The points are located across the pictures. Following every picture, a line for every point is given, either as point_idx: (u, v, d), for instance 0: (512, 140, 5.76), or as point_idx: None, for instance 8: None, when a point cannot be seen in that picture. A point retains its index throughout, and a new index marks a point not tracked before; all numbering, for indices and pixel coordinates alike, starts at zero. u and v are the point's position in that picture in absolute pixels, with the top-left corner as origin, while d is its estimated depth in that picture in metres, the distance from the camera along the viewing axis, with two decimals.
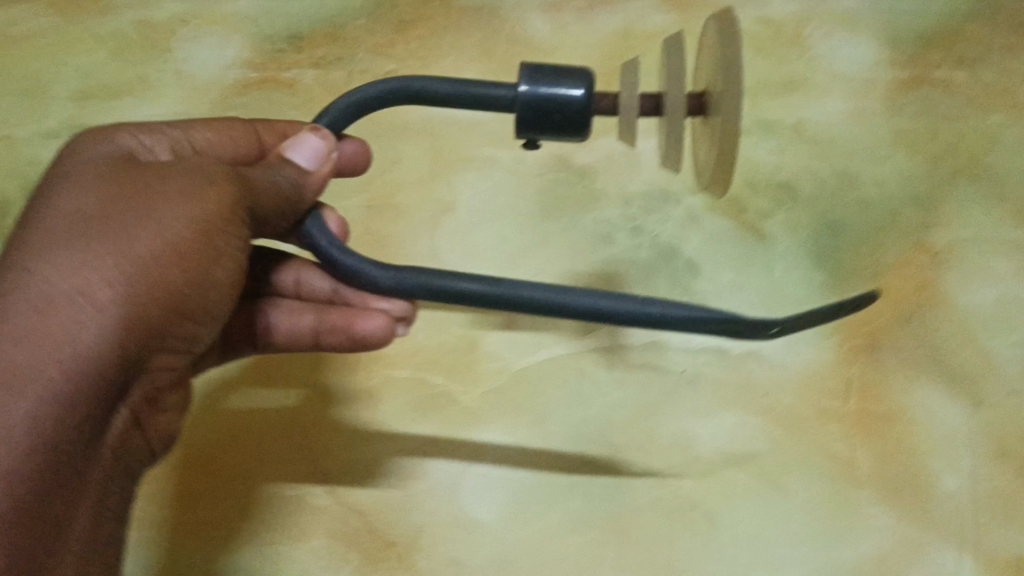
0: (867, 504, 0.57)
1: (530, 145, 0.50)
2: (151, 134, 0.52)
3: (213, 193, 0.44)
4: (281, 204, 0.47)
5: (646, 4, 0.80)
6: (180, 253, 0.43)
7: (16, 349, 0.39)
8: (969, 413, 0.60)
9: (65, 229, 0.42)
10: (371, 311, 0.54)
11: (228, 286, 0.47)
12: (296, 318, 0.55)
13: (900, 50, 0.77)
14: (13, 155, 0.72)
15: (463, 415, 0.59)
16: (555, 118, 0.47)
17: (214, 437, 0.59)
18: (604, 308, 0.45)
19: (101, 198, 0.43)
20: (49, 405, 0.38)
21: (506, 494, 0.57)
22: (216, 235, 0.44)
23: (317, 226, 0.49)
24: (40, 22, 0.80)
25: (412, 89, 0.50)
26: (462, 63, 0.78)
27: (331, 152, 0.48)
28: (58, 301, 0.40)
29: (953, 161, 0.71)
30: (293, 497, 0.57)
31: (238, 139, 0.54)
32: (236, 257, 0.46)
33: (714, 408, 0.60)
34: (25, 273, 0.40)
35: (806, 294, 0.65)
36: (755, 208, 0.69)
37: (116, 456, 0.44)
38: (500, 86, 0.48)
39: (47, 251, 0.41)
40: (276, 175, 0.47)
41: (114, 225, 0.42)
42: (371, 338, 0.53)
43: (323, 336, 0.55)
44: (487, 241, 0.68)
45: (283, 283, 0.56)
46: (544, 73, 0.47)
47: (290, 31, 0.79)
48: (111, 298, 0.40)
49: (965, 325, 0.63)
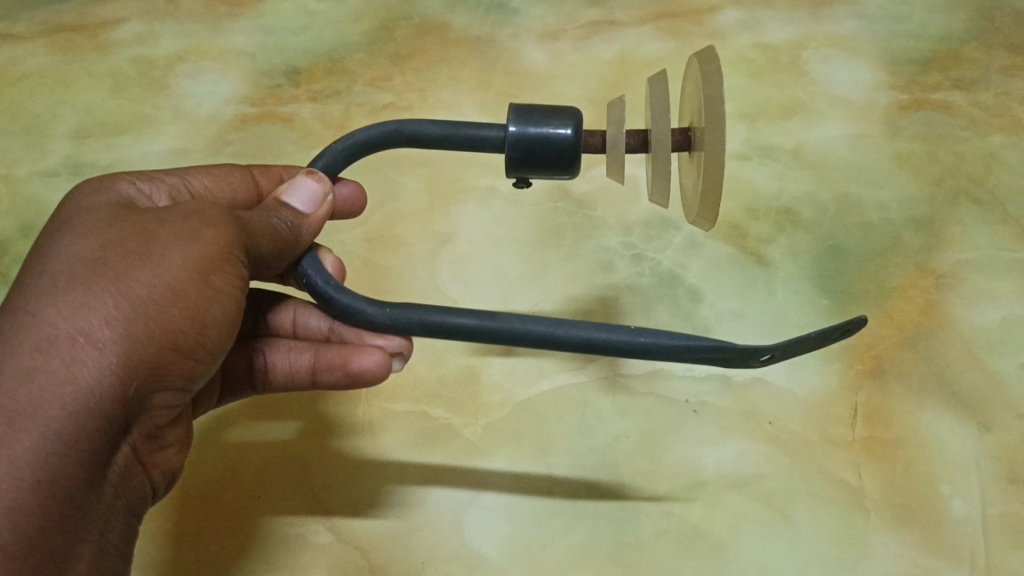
0: (877, 532, 0.55)
1: (522, 184, 0.49)
2: (150, 181, 0.51)
3: (211, 234, 0.44)
4: (279, 245, 0.47)
5: (642, 34, 0.81)
6: (181, 293, 0.42)
7: (18, 390, 0.38)
8: (978, 436, 0.59)
9: (67, 271, 0.41)
10: (368, 346, 0.52)
11: (229, 323, 0.46)
12: (293, 357, 0.54)
13: (897, 75, 0.78)
14: (12, 195, 0.72)
15: (465, 448, 0.59)
16: (543, 157, 0.46)
17: (212, 474, 0.58)
18: (597, 338, 0.44)
19: (101, 241, 0.43)
20: (51, 443, 0.38)
21: (509, 528, 0.56)
22: (214, 274, 0.43)
23: (312, 264, 0.48)
24: (41, 63, 0.80)
25: (402, 132, 0.49)
26: (460, 93, 0.77)
27: (326, 195, 0.49)
28: (60, 342, 0.39)
29: (955, 183, 0.71)
30: (294, 533, 0.56)
31: (236, 185, 0.54)
32: (236, 295, 0.45)
33: (719, 437, 0.59)
34: (25, 317, 0.40)
35: (810, 317, 0.64)
36: (756, 233, 0.69)
37: (119, 496, 0.43)
38: (489, 127, 0.48)
39: (47, 294, 0.41)
40: (273, 218, 0.47)
41: (115, 267, 0.42)
42: (367, 375, 0.52)
43: (319, 374, 0.54)
44: (486, 271, 0.67)
45: (281, 324, 0.56)
46: (532, 113, 0.46)
47: (288, 66, 0.79)
48: (111, 338, 0.40)
49: (971, 347, 0.63)
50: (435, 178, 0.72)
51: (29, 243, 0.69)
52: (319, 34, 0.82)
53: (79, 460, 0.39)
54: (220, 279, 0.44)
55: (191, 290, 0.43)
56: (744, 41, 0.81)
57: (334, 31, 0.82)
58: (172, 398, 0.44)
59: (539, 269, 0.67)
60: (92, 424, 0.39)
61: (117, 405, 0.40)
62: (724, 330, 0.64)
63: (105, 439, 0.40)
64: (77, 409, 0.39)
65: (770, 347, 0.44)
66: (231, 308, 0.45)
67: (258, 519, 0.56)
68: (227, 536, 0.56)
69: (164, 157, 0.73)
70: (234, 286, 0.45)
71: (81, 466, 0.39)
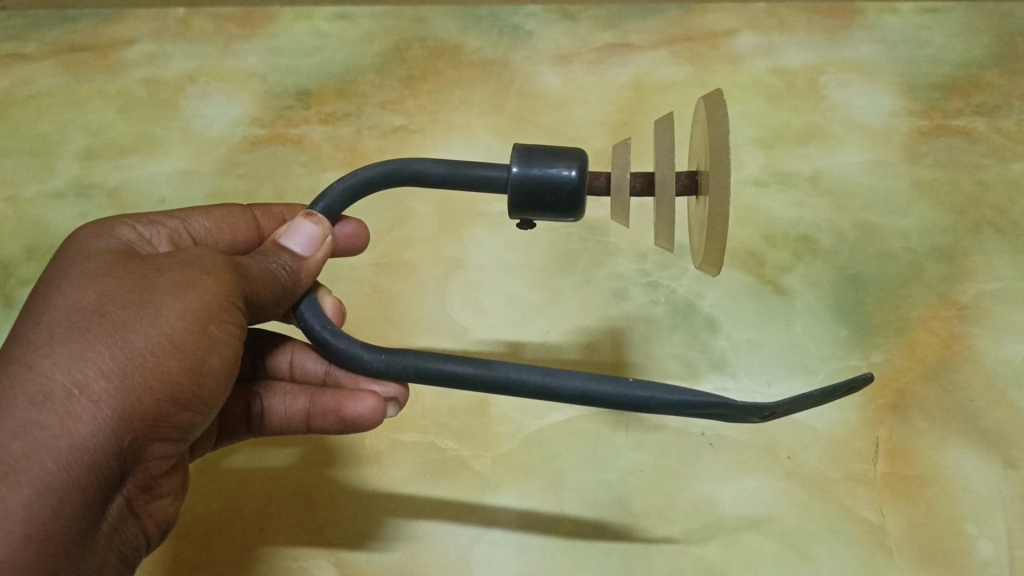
0: (898, 573, 0.53)
1: (525, 226, 0.48)
2: (149, 225, 0.50)
3: (210, 283, 0.42)
4: (279, 290, 0.46)
5: (657, 57, 0.80)
6: (179, 344, 0.41)
7: (13, 442, 0.37)
8: (1004, 474, 0.57)
9: (64, 321, 0.40)
10: (362, 391, 0.50)
11: (227, 371, 0.44)
12: (289, 401, 0.53)
13: (917, 100, 0.77)
14: (18, 216, 0.71)
15: (473, 480, 0.57)
16: (547, 199, 0.46)
17: (212, 504, 0.57)
18: (592, 392, 0.43)
19: (100, 289, 0.42)
20: (45, 497, 0.37)
21: (518, 564, 0.54)
22: (212, 323, 0.42)
23: (311, 308, 0.48)
24: (51, 83, 0.80)
25: (407, 171, 0.48)
26: (472, 117, 0.76)
27: (325, 238, 0.48)
28: (55, 395, 0.38)
29: (976, 212, 0.70)
30: (297, 567, 0.54)
31: (236, 228, 0.54)
32: (234, 343, 0.44)
33: (735, 473, 0.57)
34: (21, 367, 0.39)
35: (829, 349, 0.62)
36: (773, 261, 0.67)
37: (112, 544, 0.41)
38: (494, 167, 0.47)
39: (44, 344, 0.39)
40: (272, 263, 0.46)
41: (112, 316, 0.40)
42: (361, 421, 0.50)
43: (313, 419, 0.52)
44: (497, 297, 0.66)
45: (278, 366, 0.55)
46: (537, 155, 0.45)
47: (299, 88, 0.78)
48: (107, 391, 0.39)
49: (995, 381, 0.61)
50: (446, 203, 0.71)
51: (35, 265, 0.68)
52: (331, 55, 0.81)
53: (73, 513, 0.38)
54: (219, 328, 0.42)
55: (189, 340, 0.41)
56: (760, 65, 0.80)
57: (346, 52, 0.81)
58: (170, 448, 0.42)
59: (551, 296, 0.65)
60: (86, 478, 0.38)
61: (112, 458, 0.39)
62: (741, 361, 0.62)
63: (100, 491, 0.39)
64: (71, 463, 0.38)
65: (771, 404, 0.43)
66: (229, 357, 0.44)
67: (257, 552, 0.55)
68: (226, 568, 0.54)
69: (172, 178, 0.72)
70: (233, 335, 0.43)
71: (75, 518, 0.38)
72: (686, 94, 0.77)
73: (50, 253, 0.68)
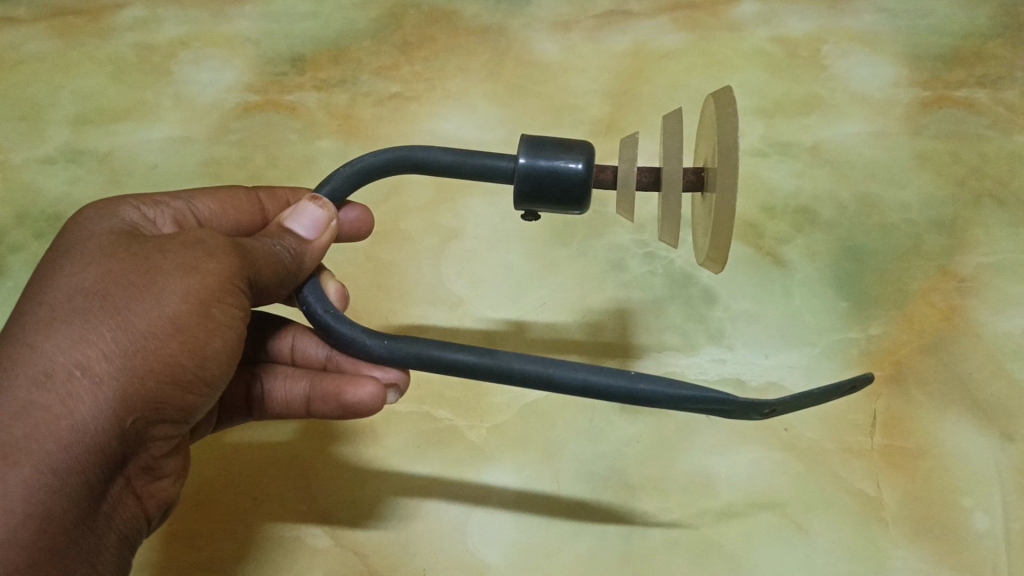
0: (894, 545, 0.53)
1: (529, 218, 0.48)
2: (154, 206, 0.49)
3: (214, 264, 0.41)
4: (282, 273, 0.45)
5: (657, 25, 0.79)
6: (180, 326, 0.40)
7: (14, 423, 0.37)
8: (1000, 447, 0.57)
9: (66, 302, 0.40)
10: (363, 377, 0.50)
11: (230, 354, 0.43)
12: (289, 386, 0.53)
13: (919, 71, 0.76)
14: (9, 183, 0.70)
15: (469, 452, 0.57)
16: (553, 191, 0.45)
17: (208, 475, 0.56)
18: (593, 383, 0.43)
19: (102, 270, 0.41)
20: (45, 477, 0.36)
21: (514, 535, 0.54)
22: (214, 304, 0.41)
23: (314, 292, 0.47)
24: (41, 47, 0.78)
25: (414, 159, 0.48)
26: (469, 84, 0.75)
27: (330, 221, 0.48)
28: (56, 376, 0.38)
29: (977, 183, 0.69)
30: (290, 538, 0.54)
31: (241, 210, 0.53)
32: (238, 326, 0.43)
33: (732, 444, 0.57)
34: (23, 349, 0.38)
35: (827, 322, 0.62)
36: (772, 233, 0.67)
37: (114, 525, 0.41)
38: (500, 158, 0.46)
39: (46, 326, 0.39)
40: (277, 245, 0.46)
41: (114, 298, 0.40)
42: (359, 407, 0.50)
43: (312, 404, 0.52)
44: (495, 269, 0.65)
45: (280, 350, 0.54)
46: (544, 146, 0.45)
47: (293, 53, 0.77)
48: (108, 372, 0.38)
49: (994, 354, 0.60)
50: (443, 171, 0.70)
51: (26, 232, 0.67)
52: (325, 20, 0.80)
53: (74, 494, 0.38)
54: (222, 311, 0.42)
55: (192, 323, 0.41)
56: (762, 34, 0.79)
57: (341, 17, 0.80)
58: (172, 430, 0.42)
59: (548, 268, 0.65)
60: (87, 460, 0.38)
61: (113, 440, 0.38)
62: (738, 333, 0.61)
63: (101, 472, 0.39)
64: (72, 445, 0.37)
65: (773, 402, 0.43)
66: (233, 339, 0.43)
67: (252, 523, 0.54)
68: (220, 538, 0.54)
69: (164, 145, 0.71)
70: (237, 317, 0.43)
71: (76, 498, 0.38)
72: (686, 63, 0.76)
73: (42, 220, 0.67)
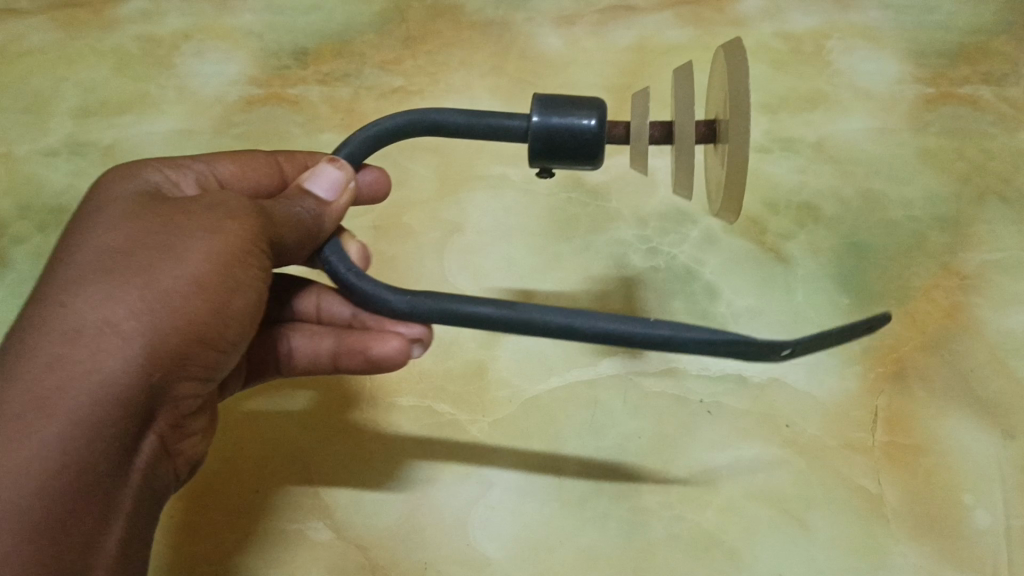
0: (895, 543, 0.53)
1: (544, 175, 0.48)
2: (176, 169, 0.50)
3: (235, 226, 0.43)
4: (304, 234, 0.46)
5: (660, 20, 0.79)
6: (204, 286, 0.41)
7: (47, 378, 0.38)
8: (1002, 445, 0.57)
9: (94, 263, 0.41)
10: (388, 331, 0.51)
11: (250, 315, 0.45)
12: (315, 342, 0.53)
13: (924, 67, 0.76)
14: (11, 174, 0.70)
15: (471, 446, 0.56)
16: (567, 146, 0.46)
17: (212, 465, 0.56)
18: (614, 330, 0.43)
19: (128, 233, 0.42)
20: (78, 431, 0.38)
21: (515, 529, 0.54)
22: (235, 265, 0.42)
23: (334, 252, 0.48)
24: (45, 39, 0.78)
25: (428, 120, 0.49)
26: (472, 78, 0.75)
27: (348, 183, 0.48)
28: (87, 332, 0.39)
29: (981, 181, 0.69)
30: (292, 530, 0.54)
31: (261, 173, 0.53)
32: (258, 287, 0.44)
33: (733, 440, 0.57)
34: (54, 308, 0.40)
35: (830, 318, 0.62)
36: (775, 229, 0.66)
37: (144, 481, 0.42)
38: (514, 117, 0.47)
39: (76, 286, 0.40)
40: (297, 206, 0.46)
41: (140, 259, 0.41)
42: (387, 361, 0.51)
43: (340, 358, 0.52)
44: (497, 263, 0.65)
45: (304, 309, 0.55)
46: (558, 104, 0.46)
47: (296, 46, 0.77)
48: (136, 329, 0.39)
49: (997, 351, 0.60)
50: (446, 166, 0.70)
51: (28, 224, 0.66)
52: (328, 14, 0.79)
53: (107, 448, 0.39)
54: (243, 271, 0.43)
55: (215, 283, 0.42)
56: (765, 29, 0.78)
57: (343, 10, 0.80)
58: (196, 388, 0.43)
59: (551, 262, 0.65)
60: (118, 413, 0.39)
61: (142, 395, 0.40)
62: (741, 329, 0.61)
63: (132, 427, 0.40)
64: (103, 398, 0.38)
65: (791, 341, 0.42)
66: (253, 300, 0.44)
67: (256, 514, 0.54)
68: (224, 531, 0.54)
69: (167, 138, 0.71)
70: (257, 278, 0.44)
71: (109, 452, 0.39)
72: (690, 58, 0.76)
73: (45, 213, 0.67)
